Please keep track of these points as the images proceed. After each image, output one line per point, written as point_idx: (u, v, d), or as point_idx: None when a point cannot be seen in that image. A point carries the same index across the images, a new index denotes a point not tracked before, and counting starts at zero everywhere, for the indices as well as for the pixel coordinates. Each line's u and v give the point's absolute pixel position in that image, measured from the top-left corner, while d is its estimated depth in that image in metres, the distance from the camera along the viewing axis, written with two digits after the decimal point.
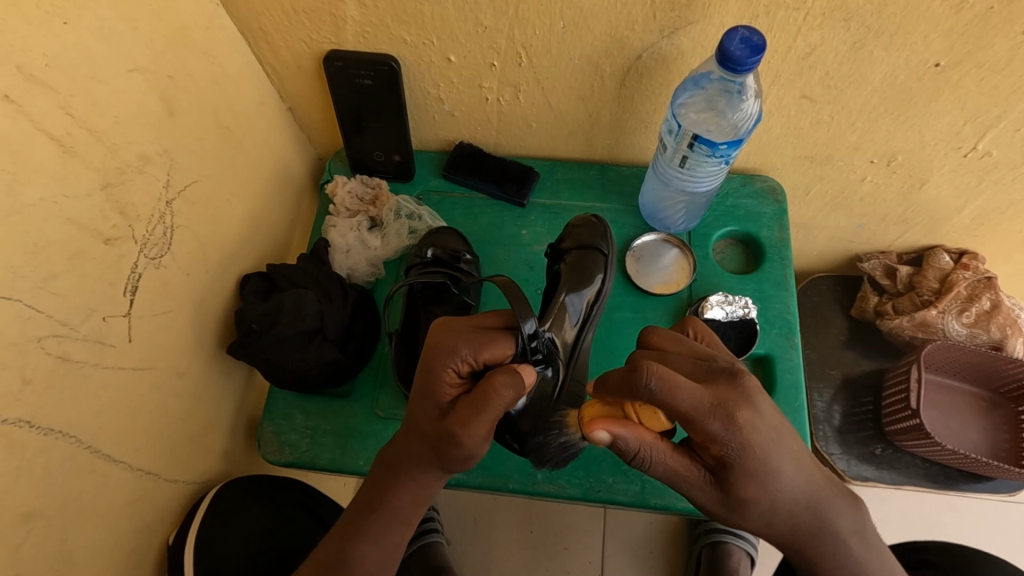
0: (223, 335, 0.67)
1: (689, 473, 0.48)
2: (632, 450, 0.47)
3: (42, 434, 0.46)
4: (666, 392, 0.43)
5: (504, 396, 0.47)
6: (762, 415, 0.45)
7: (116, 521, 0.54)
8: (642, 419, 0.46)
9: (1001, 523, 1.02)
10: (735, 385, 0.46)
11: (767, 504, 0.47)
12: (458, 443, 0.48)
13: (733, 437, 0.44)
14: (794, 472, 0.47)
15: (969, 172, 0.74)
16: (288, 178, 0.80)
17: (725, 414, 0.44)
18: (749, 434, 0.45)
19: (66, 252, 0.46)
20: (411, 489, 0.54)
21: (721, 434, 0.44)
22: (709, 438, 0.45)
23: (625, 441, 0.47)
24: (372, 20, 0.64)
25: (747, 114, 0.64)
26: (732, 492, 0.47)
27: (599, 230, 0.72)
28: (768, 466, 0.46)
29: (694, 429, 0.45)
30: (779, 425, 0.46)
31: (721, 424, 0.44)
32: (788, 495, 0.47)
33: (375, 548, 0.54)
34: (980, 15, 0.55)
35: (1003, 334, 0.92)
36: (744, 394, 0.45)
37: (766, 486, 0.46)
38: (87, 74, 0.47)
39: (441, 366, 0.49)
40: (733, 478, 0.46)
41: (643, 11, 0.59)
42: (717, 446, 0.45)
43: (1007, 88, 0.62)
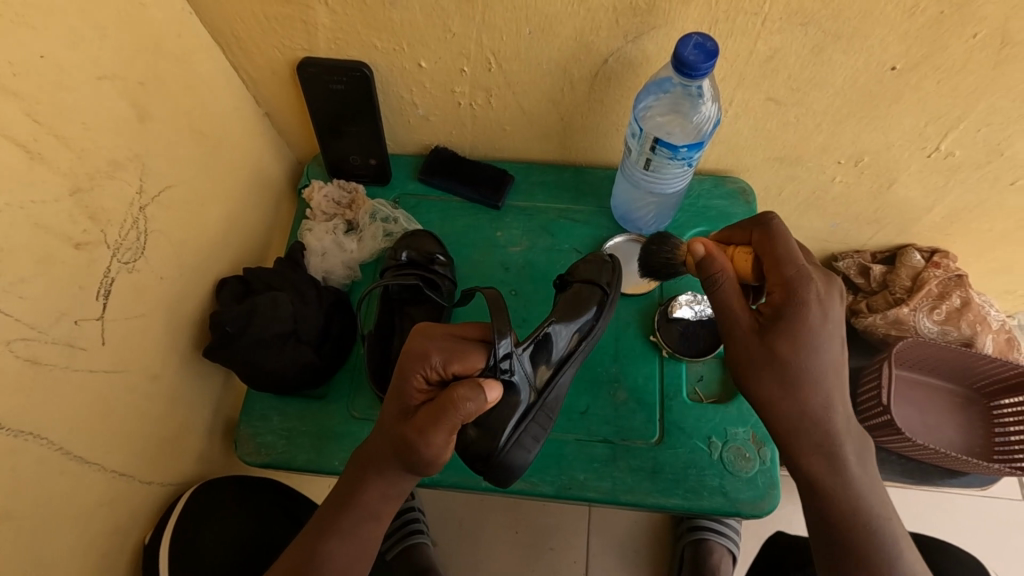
0: (199, 338, 0.68)
1: (739, 317, 0.56)
2: (713, 269, 0.56)
3: (10, 436, 0.46)
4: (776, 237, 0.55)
5: (463, 408, 0.47)
6: (831, 296, 0.54)
7: (89, 521, 0.55)
8: (734, 256, 0.58)
9: (978, 518, 1.03)
10: (830, 281, 0.55)
11: (801, 371, 0.53)
12: (418, 446, 0.49)
13: (817, 310, 0.53)
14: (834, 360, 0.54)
15: (935, 171, 0.76)
16: (266, 182, 0.81)
17: (805, 271, 0.53)
18: (817, 303, 0.53)
19: (35, 256, 0.47)
20: (379, 488, 0.55)
21: (792, 279, 0.53)
22: (782, 281, 0.54)
23: (712, 260, 0.57)
24: (343, 27, 0.65)
25: (707, 116, 0.66)
26: (771, 339, 0.54)
27: (606, 268, 0.72)
28: (814, 338, 0.53)
29: (790, 290, 0.53)
30: (835, 316, 0.54)
31: (794, 271, 0.53)
32: (823, 368, 0.54)
33: (344, 543, 0.55)
34: (932, 19, 0.56)
35: (974, 331, 0.94)
36: (828, 283, 0.55)
37: (807, 346, 0.53)
38: (55, 81, 0.48)
39: (411, 370, 0.50)
40: (780, 331, 0.54)
41: (607, 17, 0.60)
42: (782, 292, 0.54)
43: (964, 90, 0.64)
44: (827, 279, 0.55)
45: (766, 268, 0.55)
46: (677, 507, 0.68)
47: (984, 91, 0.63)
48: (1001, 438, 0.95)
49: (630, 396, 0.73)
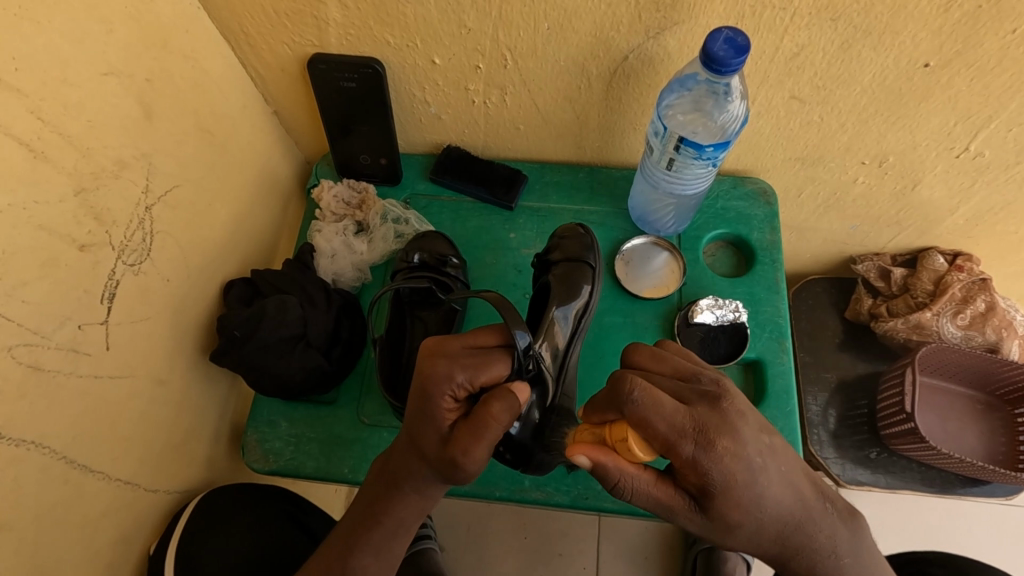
0: (206, 341, 0.66)
1: (675, 501, 0.47)
2: (613, 479, 0.46)
3: (14, 445, 0.45)
4: (646, 409, 0.42)
5: (503, 421, 0.47)
6: (739, 442, 0.44)
7: (94, 533, 0.53)
8: (619, 449, 0.45)
9: (999, 528, 1.01)
10: (717, 406, 0.45)
11: (752, 526, 0.46)
12: (462, 467, 0.48)
13: (711, 465, 0.43)
14: (778, 491, 0.46)
15: (962, 172, 0.74)
16: (274, 181, 0.79)
17: (705, 440, 0.43)
18: (729, 460, 0.43)
19: (38, 259, 0.46)
20: (413, 501, 0.53)
21: (697, 455, 0.43)
22: (684, 463, 0.43)
23: (606, 467, 0.46)
24: (355, 22, 0.63)
25: (734, 115, 0.63)
26: (716, 517, 0.46)
27: (585, 241, 0.71)
28: (749, 492, 0.44)
29: (670, 454, 0.43)
30: (758, 447, 0.45)
31: (697, 448, 0.43)
32: (768, 518, 0.46)
33: (377, 559, 0.53)
34: (968, 14, 0.54)
35: (998, 337, 0.92)
36: (721, 419, 0.44)
37: (749, 510, 0.45)
38: (60, 77, 0.47)
39: (438, 393, 0.48)
40: (717, 504, 0.45)
41: (628, 11, 0.58)
42: (695, 471, 0.44)
43: (997, 88, 0.61)
44: (713, 411, 0.44)
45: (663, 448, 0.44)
46: None
47: (1017, 90, 0.61)
48: None
49: None
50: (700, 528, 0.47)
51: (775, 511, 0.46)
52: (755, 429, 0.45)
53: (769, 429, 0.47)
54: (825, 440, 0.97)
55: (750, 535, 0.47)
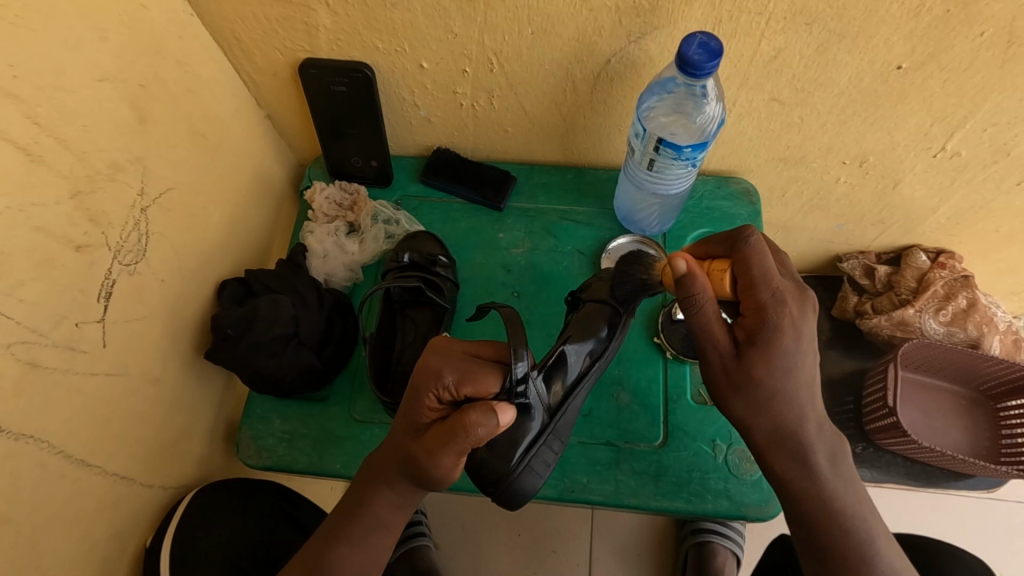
0: (200, 340, 0.67)
1: (720, 340, 0.52)
2: (693, 291, 0.50)
3: (11, 439, 0.46)
4: (759, 248, 0.51)
5: (474, 433, 0.47)
6: (804, 317, 0.51)
7: (91, 526, 0.55)
8: (713, 274, 0.53)
9: (985, 521, 1.02)
10: (803, 295, 0.52)
11: (773, 392, 0.51)
12: (430, 466, 0.50)
13: (778, 314, 0.50)
14: (808, 375, 0.52)
15: (940, 172, 0.75)
16: (267, 184, 0.81)
17: (782, 297, 0.50)
18: (790, 324, 0.50)
19: (35, 259, 0.47)
20: (389, 497, 0.55)
21: (769, 302, 0.50)
22: (754, 307, 0.50)
23: (695, 279, 0.51)
24: (344, 28, 0.64)
25: (711, 116, 0.65)
26: (749, 366, 0.51)
27: (615, 286, 0.69)
28: (792, 360, 0.51)
29: (750, 292, 0.50)
30: (811, 333, 0.51)
31: (772, 297, 0.50)
32: (794, 392, 0.51)
33: (353, 553, 0.55)
34: (938, 18, 0.56)
35: (980, 333, 0.93)
36: (801, 301, 0.51)
37: (781, 372, 0.51)
38: (55, 84, 0.48)
39: (422, 390, 0.50)
40: (755, 353, 0.51)
41: (609, 17, 0.60)
42: (757, 316, 0.51)
43: (970, 89, 0.63)
44: (801, 291, 0.52)
45: (742, 291, 0.51)
46: (681, 511, 0.67)
47: (990, 91, 0.63)
48: (1007, 440, 0.94)
49: (633, 398, 0.73)
50: (722, 371, 0.52)
51: (801, 389, 0.52)
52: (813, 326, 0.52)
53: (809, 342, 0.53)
54: None
55: (773, 398, 0.51)
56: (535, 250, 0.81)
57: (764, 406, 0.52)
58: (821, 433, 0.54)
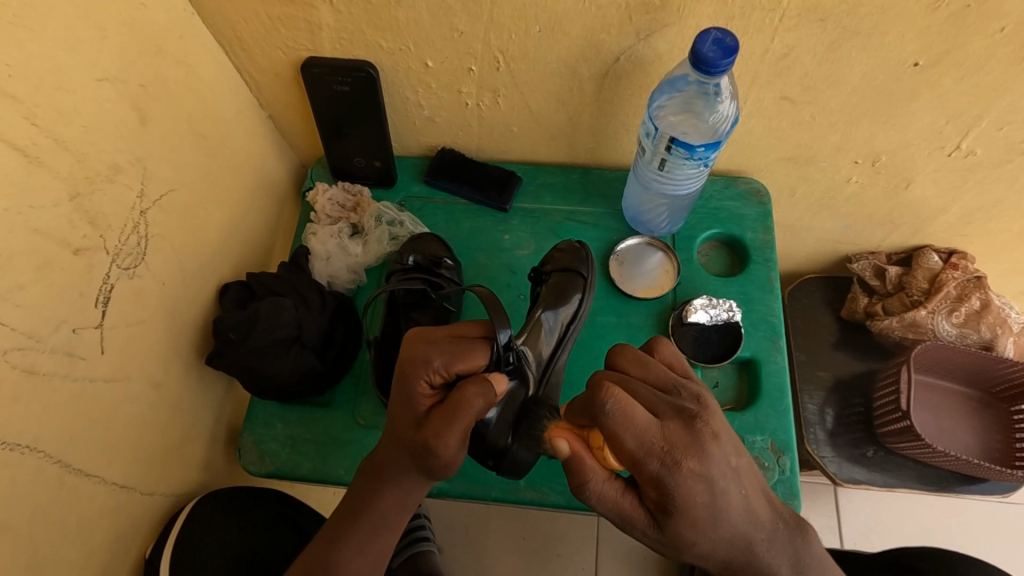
0: (201, 344, 0.66)
1: (635, 512, 0.45)
2: (583, 476, 0.45)
3: (7, 449, 0.45)
4: (620, 423, 0.41)
5: (475, 405, 0.47)
6: (708, 459, 0.42)
7: (90, 535, 0.53)
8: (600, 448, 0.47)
9: (995, 525, 1.01)
10: (690, 426, 0.42)
11: (705, 546, 0.44)
12: (435, 453, 0.48)
13: (673, 484, 0.41)
14: (739, 513, 0.43)
15: (954, 171, 0.74)
16: (269, 185, 0.80)
17: (672, 459, 0.41)
18: (693, 482, 0.41)
19: (32, 263, 0.46)
20: (392, 496, 0.53)
21: (660, 473, 0.41)
22: (651, 479, 0.42)
23: (582, 460, 0.45)
24: (347, 27, 0.63)
25: (724, 116, 0.64)
26: (670, 532, 0.43)
27: (580, 254, 0.72)
28: (707, 515, 0.42)
29: (637, 470, 0.42)
30: (722, 469, 0.42)
31: (663, 467, 0.41)
32: (724, 538, 0.44)
33: (360, 554, 0.53)
34: (955, 14, 0.54)
35: (993, 334, 0.92)
36: (693, 438, 0.42)
37: (706, 527, 0.43)
38: (53, 84, 0.47)
39: (413, 376, 0.49)
40: (670, 522, 0.43)
41: (618, 14, 0.58)
42: (658, 492, 0.42)
43: (987, 87, 0.62)
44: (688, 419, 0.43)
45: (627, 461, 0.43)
46: None
47: (1007, 89, 0.61)
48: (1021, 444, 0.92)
49: None
50: (650, 537, 0.46)
51: (731, 533, 0.44)
52: (728, 445, 0.43)
53: (738, 450, 0.44)
54: (821, 439, 0.97)
55: (707, 552, 0.44)
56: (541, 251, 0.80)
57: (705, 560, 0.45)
58: (779, 546, 0.46)
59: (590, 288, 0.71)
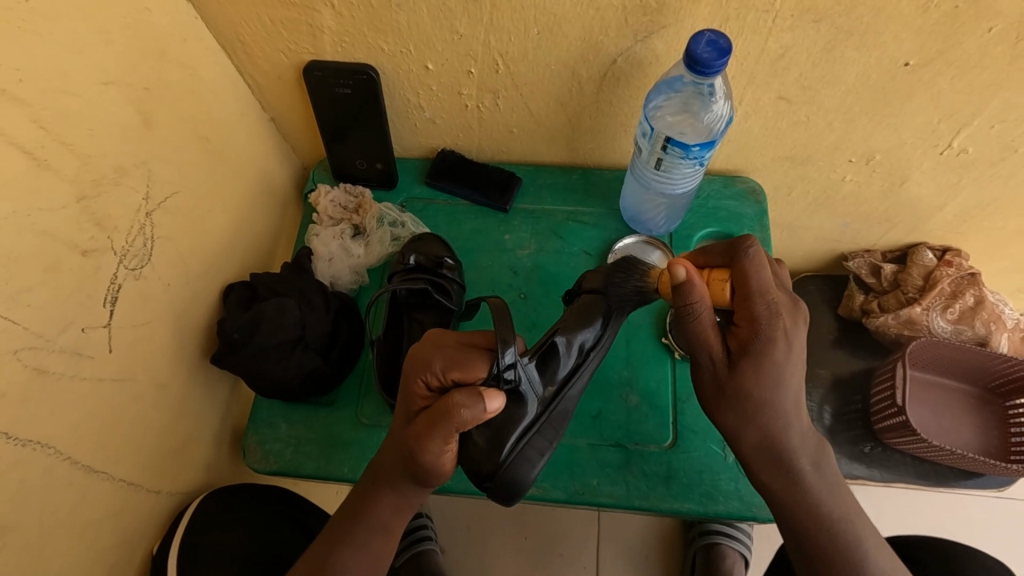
0: (205, 345, 0.67)
1: (712, 342, 0.52)
2: (688, 300, 0.50)
3: (18, 445, 0.46)
4: (755, 263, 0.50)
5: (457, 417, 0.46)
6: (797, 329, 0.51)
7: (98, 534, 0.54)
8: (711, 283, 0.52)
9: (993, 518, 1.02)
10: (796, 306, 0.52)
11: (769, 403, 0.52)
12: (418, 456, 0.49)
13: (775, 326, 0.50)
14: (796, 393, 0.52)
15: (948, 169, 0.75)
16: (272, 187, 0.80)
17: (775, 309, 0.50)
18: (783, 337, 0.50)
19: (41, 264, 0.47)
20: (388, 499, 0.54)
21: (762, 315, 0.50)
22: (749, 315, 0.50)
23: (693, 288, 0.49)
24: (349, 30, 0.64)
25: (719, 115, 0.65)
26: (755, 360, 0.51)
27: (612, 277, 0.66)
28: (785, 365, 0.51)
29: (756, 321, 0.50)
30: (802, 346, 0.52)
31: (769, 309, 0.50)
32: (787, 401, 0.52)
33: (354, 555, 0.54)
34: (946, 14, 0.56)
35: (987, 330, 0.93)
36: (796, 313, 0.52)
37: (775, 381, 0.51)
38: (60, 87, 0.48)
39: (413, 374, 0.50)
40: (752, 358, 0.51)
41: (615, 16, 0.59)
42: (750, 328, 0.51)
43: (979, 86, 0.63)
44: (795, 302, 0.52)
45: (737, 300, 0.51)
46: (692, 512, 0.67)
47: (998, 88, 0.62)
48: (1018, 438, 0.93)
49: (642, 399, 0.72)
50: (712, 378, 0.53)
51: (786, 401, 0.52)
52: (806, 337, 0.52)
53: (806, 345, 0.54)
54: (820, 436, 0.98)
55: (759, 407, 0.52)
56: (541, 250, 0.80)
57: (757, 414, 0.52)
58: (807, 440, 0.54)
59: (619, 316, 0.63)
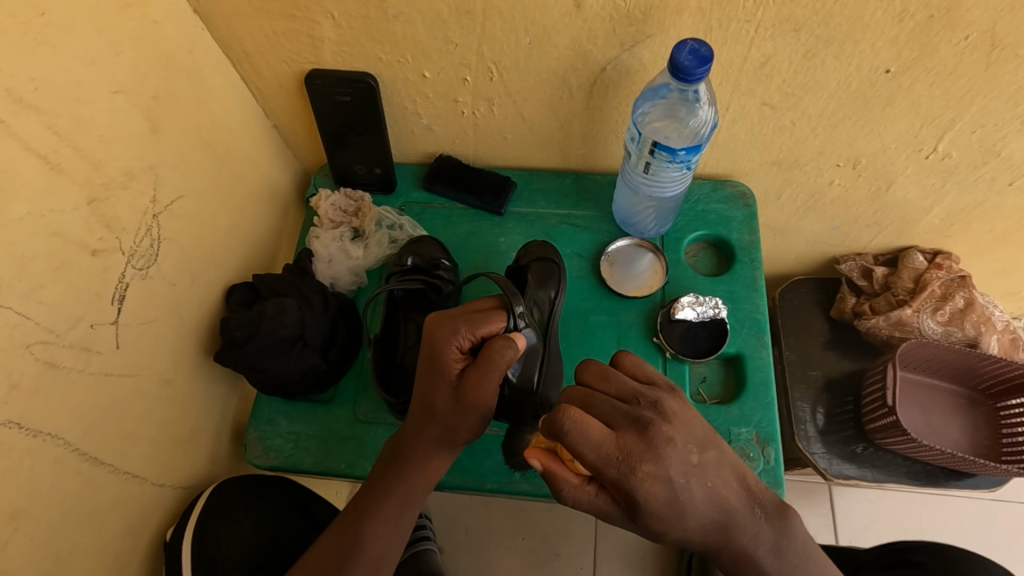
0: (208, 343, 0.69)
1: (597, 500, 0.49)
2: (558, 487, 0.50)
3: (29, 436, 0.48)
4: (577, 436, 0.45)
5: (506, 355, 0.54)
6: (662, 456, 0.46)
7: (104, 523, 0.56)
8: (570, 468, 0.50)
9: (987, 520, 1.03)
10: (649, 435, 0.46)
11: (680, 531, 0.48)
12: (475, 406, 0.55)
13: (638, 486, 0.45)
14: (704, 495, 0.48)
15: (932, 173, 0.77)
16: (274, 191, 0.83)
17: (628, 464, 0.45)
18: (648, 483, 0.45)
19: (52, 263, 0.49)
20: (420, 469, 0.58)
21: (621, 476, 0.46)
22: (614, 482, 0.46)
23: (555, 475, 0.50)
24: (348, 40, 0.67)
25: (704, 120, 0.67)
26: (643, 522, 0.47)
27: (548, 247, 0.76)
28: (681, 502, 0.46)
29: (602, 477, 0.46)
30: (680, 466, 0.46)
31: (620, 473, 0.45)
32: (695, 522, 0.47)
33: (387, 528, 0.58)
34: (922, 23, 0.57)
35: (977, 331, 0.94)
36: (649, 438, 0.46)
37: (671, 519, 0.47)
38: (73, 96, 0.50)
39: (445, 342, 0.56)
40: (642, 510, 0.46)
41: (603, 26, 0.62)
42: (618, 489, 0.46)
43: (958, 92, 0.65)
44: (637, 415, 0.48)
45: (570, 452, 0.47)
46: None
47: (977, 94, 0.64)
48: (1006, 439, 0.95)
49: None
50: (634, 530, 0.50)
51: (696, 517, 0.48)
52: (682, 446, 0.47)
53: (702, 446, 0.49)
54: (812, 436, 0.99)
55: (696, 534, 0.49)
56: None
57: (721, 531, 0.49)
58: (756, 515, 0.50)
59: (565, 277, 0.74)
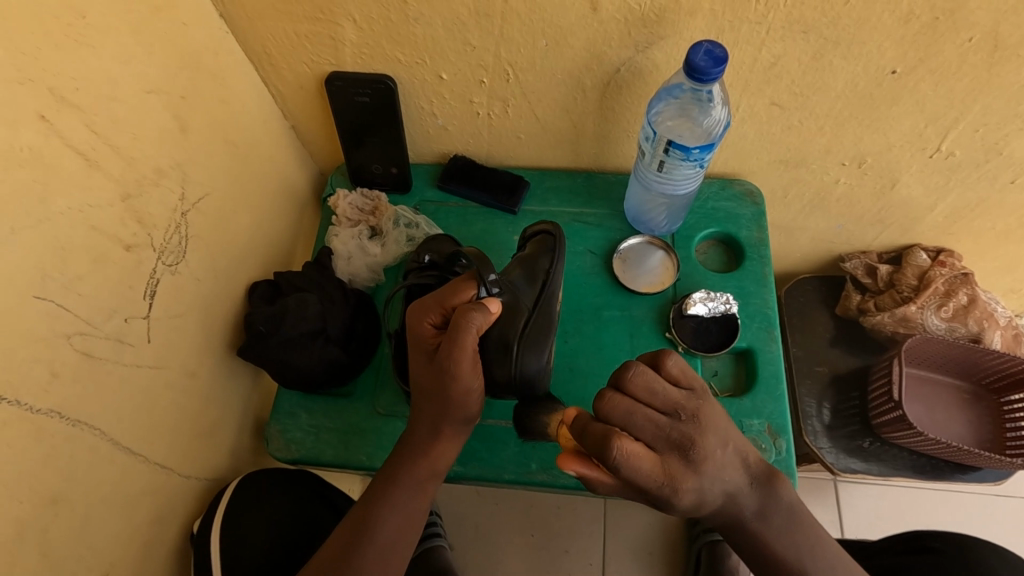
0: (231, 337, 0.71)
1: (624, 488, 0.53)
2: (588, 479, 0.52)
3: (68, 425, 0.50)
4: (624, 469, 0.47)
5: (471, 321, 0.53)
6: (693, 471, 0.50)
7: (135, 512, 0.58)
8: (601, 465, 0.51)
9: (993, 514, 1.05)
10: (685, 453, 0.49)
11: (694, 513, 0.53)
12: (452, 377, 0.55)
13: (671, 495, 0.50)
14: (719, 492, 0.53)
15: (936, 171, 0.79)
16: (292, 190, 0.85)
17: (665, 482, 0.48)
18: (680, 492, 0.50)
19: (90, 256, 0.51)
20: (425, 450, 0.60)
21: (654, 488, 0.49)
22: (650, 491, 0.49)
23: (587, 475, 0.52)
24: (369, 42, 0.68)
25: (717, 120, 0.70)
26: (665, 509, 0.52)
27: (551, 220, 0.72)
28: (700, 499, 0.51)
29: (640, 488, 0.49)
30: (709, 479, 0.51)
31: (660, 492, 0.49)
32: (708, 508, 0.53)
33: (395, 512, 0.60)
34: (927, 25, 0.59)
35: (980, 328, 0.96)
36: (688, 460, 0.49)
37: (686, 509, 0.52)
38: (110, 95, 0.52)
39: (417, 319, 0.58)
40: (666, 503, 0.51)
41: (618, 28, 0.64)
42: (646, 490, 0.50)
43: (961, 92, 0.67)
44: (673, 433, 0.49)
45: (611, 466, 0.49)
46: None
47: (980, 93, 0.66)
48: (1009, 433, 0.96)
49: None
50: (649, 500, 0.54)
51: (707, 509, 0.53)
52: (712, 461, 0.51)
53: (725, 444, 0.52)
54: (819, 431, 1.01)
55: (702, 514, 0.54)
56: None
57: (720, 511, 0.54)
58: (750, 493, 0.55)
59: (557, 249, 0.68)
